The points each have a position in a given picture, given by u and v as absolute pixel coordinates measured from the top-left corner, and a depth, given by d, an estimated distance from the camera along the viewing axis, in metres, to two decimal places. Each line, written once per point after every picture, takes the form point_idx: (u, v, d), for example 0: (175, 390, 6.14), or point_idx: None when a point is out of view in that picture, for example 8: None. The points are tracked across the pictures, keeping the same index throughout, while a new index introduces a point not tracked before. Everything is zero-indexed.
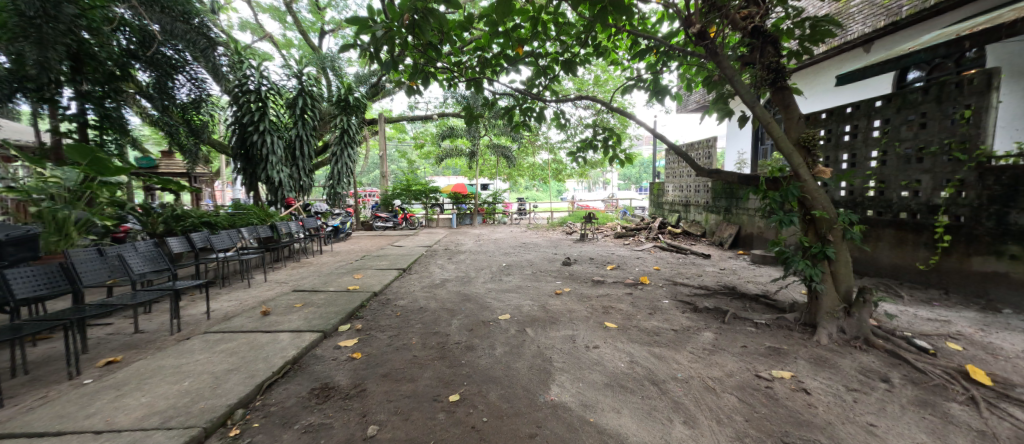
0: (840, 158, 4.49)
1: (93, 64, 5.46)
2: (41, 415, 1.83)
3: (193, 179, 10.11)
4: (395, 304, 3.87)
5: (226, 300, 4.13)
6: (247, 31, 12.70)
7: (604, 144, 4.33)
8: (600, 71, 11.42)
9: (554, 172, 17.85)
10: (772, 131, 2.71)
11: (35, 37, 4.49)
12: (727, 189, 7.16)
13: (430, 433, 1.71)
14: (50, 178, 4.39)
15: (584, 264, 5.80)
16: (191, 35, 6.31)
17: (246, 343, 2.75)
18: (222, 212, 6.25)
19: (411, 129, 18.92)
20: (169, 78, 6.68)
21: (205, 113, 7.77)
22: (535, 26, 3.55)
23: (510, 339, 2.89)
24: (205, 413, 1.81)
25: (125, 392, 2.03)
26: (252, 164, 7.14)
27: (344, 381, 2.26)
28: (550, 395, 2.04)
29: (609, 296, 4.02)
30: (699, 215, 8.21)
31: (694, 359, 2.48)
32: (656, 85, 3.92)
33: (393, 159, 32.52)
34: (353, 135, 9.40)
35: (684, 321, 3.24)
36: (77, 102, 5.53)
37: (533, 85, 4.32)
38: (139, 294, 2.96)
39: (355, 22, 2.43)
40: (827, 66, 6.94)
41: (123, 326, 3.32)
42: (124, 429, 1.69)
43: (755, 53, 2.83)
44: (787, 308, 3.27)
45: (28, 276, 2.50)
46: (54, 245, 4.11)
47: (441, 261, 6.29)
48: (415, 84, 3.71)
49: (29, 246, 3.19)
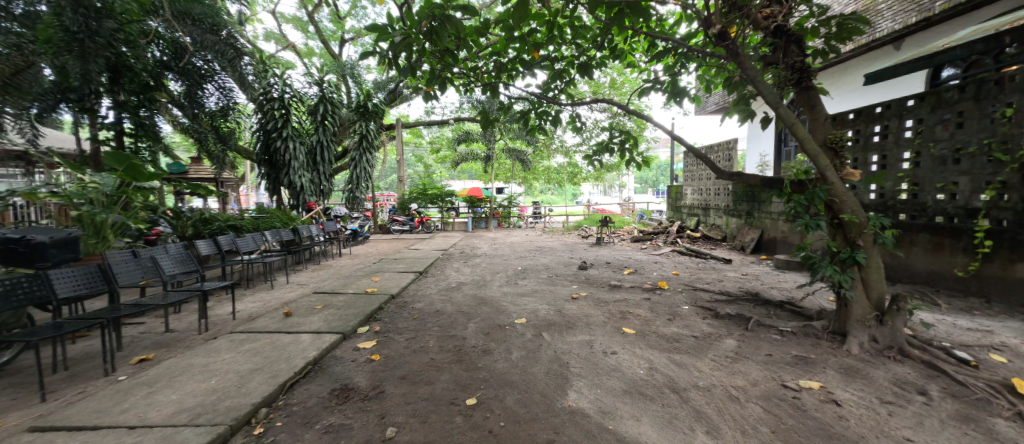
0: (870, 160, 4.32)
1: (130, 75, 5.71)
2: (80, 409, 1.92)
3: (220, 184, 10.53)
4: (412, 307, 3.90)
5: (250, 301, 4.25)
6: (272, 41, 13.10)
7: (622, 147, 4.25)
8: (617, 73, 11.38)
9: (569, 176, 17.72)
10: (798, 132, 2.62)
11: (78, 51, 4.76)
12: (748, 193, 6.99)
13: (447, 436, 1.72)
14: (89, 183, 4.55)
15: (600, 269, 5.75)
16: (218, 45, 6.60)
17: (269, 343, 2.82)
18: (247, 215, 6.45)
19: (428, 133, 19.15)
20: (199, 87, 6.99)
21: (232, 121, 8.07)
22: (552, 30, 3.56)
23: (527, 344, 2.88)
24: (230, 412, 1.86)
25: (156, 389, 2.12)
26: (276, 169, 7.36)
27: (363, 382, 2.29)
28: (567, 401, 2.02)
29: (627, 301, 3.96)
30: (719, 218, 8.01)
31: (717, 367, 2.41)
32: (674, 87, 3.88)
33: (408, 163, 33.23)
34: (371, 141, 9.58)
35: (706, 327, 3.15)
36: (115, 111, 5.82)
37: (548, 88, 4.32)
38: (168, 295, 3.06)
39: (375, 29, 2.52)
40: (855, 64, 6.73)
41: (154, 326, 3.46)
42: (156, 425, 1.75)
43: (777, 53, 2.78)
44: (814, 316, 3.15)
45: (70, 277, 2.64)
46: (93, 247, 4.32)
47: (458, 265, 6.31)
48: (432, 90, 3.78)
49: (70, 248, 3.32)
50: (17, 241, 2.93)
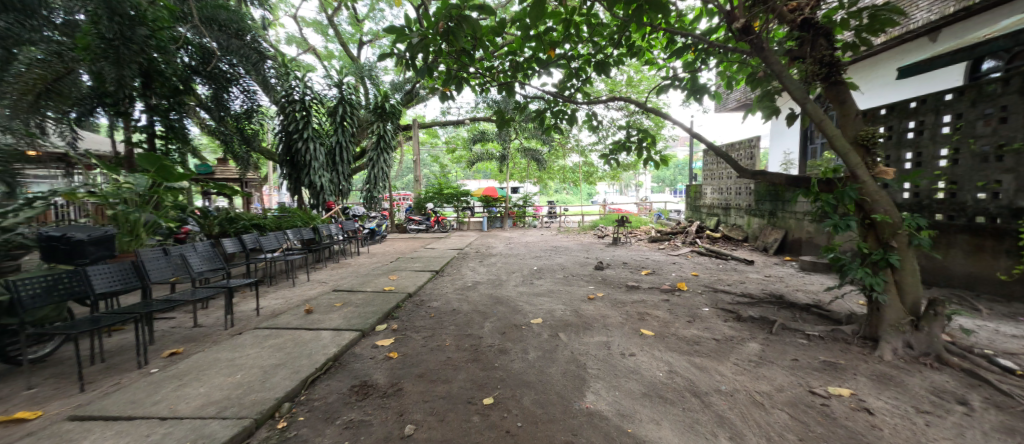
0: (903, 157, 4.12)
1: (161, 80, 5.94)
2: (116, 400, 2.01)
3: (244, 185, 10.88)
4: (429, 306, 3.94)
5: (273, 298, 4.37)
6: (293, 45, 13.44)
7: (639, 146, 4.18)
8: (634, 71, 11.21)
9: (585, 175, 17.57)
10: (826, 129, 2.52)
11: (114, 58, 4.98)
12: (772, 192, 6.78)
13: (465, 435, 1.72)
14: (124, 184, 4.77)
15: (617, 269, 5.68)
16: (243, 49, 6.83)
17: (291, 340, 2.89)
18: (270, 215, 6.64)
19: (444, 133, 19.30)
20: (225, 91, 7.21)
21: (256, 123, 8.34)
22: (568, 29, 3.53)
23: (543, 344, 2.87)
24: (255, 405, 1.92)
25: (186, 382, 2.20)
26: (297, 169, 7.54)
27: (382, 380, 2.32)
28: (585, 403, 2.00)
29: (644, 302, 3.90)
30: (740, 218, 7.80)
31: (740, 371, 2.34)
32: (694, 84, 3.78)
33: (424, 163, 33.60)
34: (389, 141, 9.69)
35: (728, 330, 3.07)
36: (147, 115, 6.09)
37: (564, 87, 4.29)
38: (196, 291, 3.18)
39: (393, 31, 2.56)
40: (888, 57, 6.44)
41: (183, 321, 3.60)
42: (186, 417, 1.82)
43: (804, 47, 2.68)
44: (843, 320, 3.03)
45: (107, 273, 2.78)
46: (127, 245, 4.52)
47: (473, 264, 6.34)
48: (448, 91, 3.80)
49: (107, 245, 3.44)
50: (59, 238, 3.09)
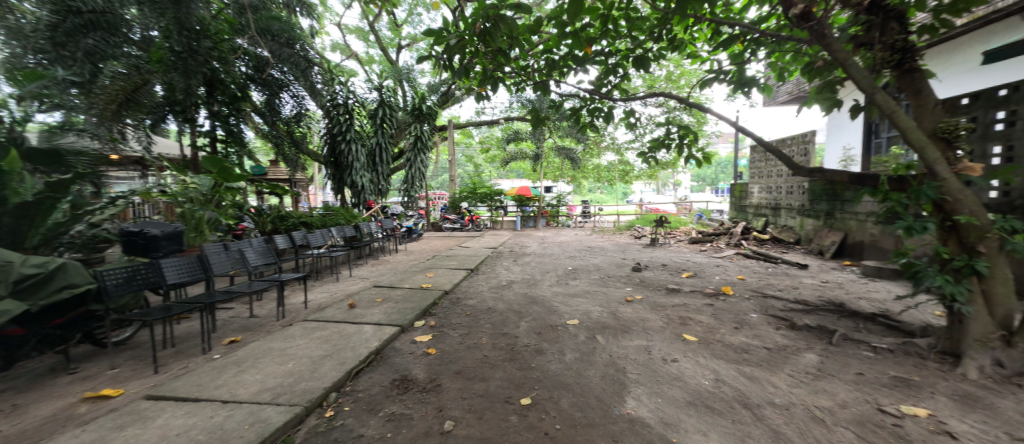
0: (990, 152, 3.67)
1: (222, 88, 6.46)
2: (185, 382, 2.19)
3: (292, 185, 11.56)
4: (465, 304, 3.99)
5: (319, 292, 4.61)
6: (337, 52, 14.13)
7: (679, 143, 4.00)
8: (674, 65, 10.80)
9: (621, 174, 17.14)
10: (899, 121, 2.29)
11: (182, 68, 5.48)
12: (829, 191, 6.29)
13: (504, 435, 1.72)
14: (190, 184, 5.22)
15: (655, 271, 5.49)
16: (293, 57, 7.22)
17: (337, 332, 3.03)
18: (316, 213, 7.01)
19: (478, 134, 19.52)
20: (277, 97, 7.71)
21: (304, 126, 8.84)
22: (605, 24, 3.44)
23: (580, 346, 2.82)
24: (306, 394, 2.02)
25: (244, 369, 2.36)
26: (340, 170, 7.90)
27: (421, 375, 2.38)
28: (626, 408, 1.94)
29: (686, 306, 3.73)
30: (792, 219, 7.29)
31: (795, 383, 2.18)
32: (741, 77, 3.55)
33: (458, 163, 34.23)
34: (426, 142, 9.89)
35: (780, 338, 2.87)
36: (210, 121, 6.67)
37: (601, 84, 4.19)
38: (252, 283, 3.41)
39: (431, 34, 2.62)
40: (972, 39, 5.76)
41: (241, 311, 3.87)
42: (245, 401, 1.95)
43: (872, 31, 2.45)
44: (916, 332, 2.74)
45: (176, 266, 3.05)
46: (192, 240, 4.95)
47: (507, 263, 6.36)
48: (484, 91, 3.82)
49: (176, 240, 3.75)
50: (138, 233, 3.45)
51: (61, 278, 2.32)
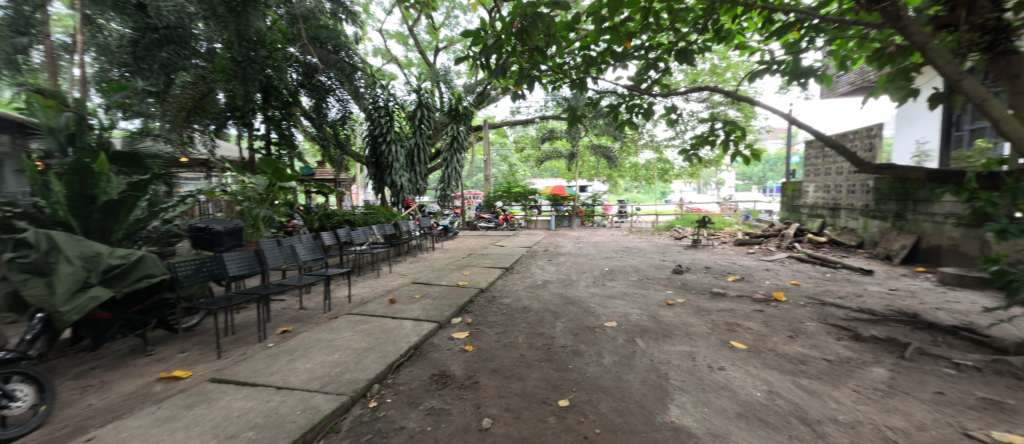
0: None
1: (276, 93, 6.91)
2: (244, 367, 2.36)
3: (337, 185, 12.16)
4: (500, 302, 4.01)
5: (361, 287, 4.82)
6: (378, 57, 14.70)
7: (726, 139, 3.78)
8: (718, 58, 10.27)
9: (659, 172, 16.55)
10: (991, 111, 2.04)
11: (241, 77, 5.85)
12: (898, 190, 5.72)
13: (542, 436, 1.70)
14: (248, 184, 5.61)
15: (698, 274, 5.24)
16: (339, 63, 7.47)
17: (378, 326, 3.14)
18: (358, 211, 7.33)
19: (512, 133, 19.57)
20: (324, 101, 8.10)
21: (348, 128, 9.23)
22: (646, 17, 3.31)
23: (619, 349, 2.74)
24: (351, 384, 2.11)
25: (295, 358, 2.50)
26: (380, 170, 8.19)
27: (459, 371, 2.41)
28: (669, 416, 1.86)
29: (733, 312, 3.53)
30: (852, 220, 6.71)
31: (861, 400, 1.99)
32: (796, 67, 3.27)
33: (492, 163, 34.57)
34: (462, 142, 10.04)
35: (842, 350, 2.63)
36: (265, 125, 7.15)
37: (640, 80, 4.05)
38: (302, 277, 3.62)
39: (470, 35, 2.65)
40: None
41: (292, 303, 4.12)
42: (296, 388, 2.06)
43: (956, 11, 2.19)
44: (1009, 349, 2.42)
45: (237, 259, 3.30)
46: (250, 236, 5.31)
47: (542, 263, 6.33)
48: (520, 90, 3.81)
49: (237, 236, 4.07)
50: (203, 229, 3.76)
51: (140, 269, 2.56)
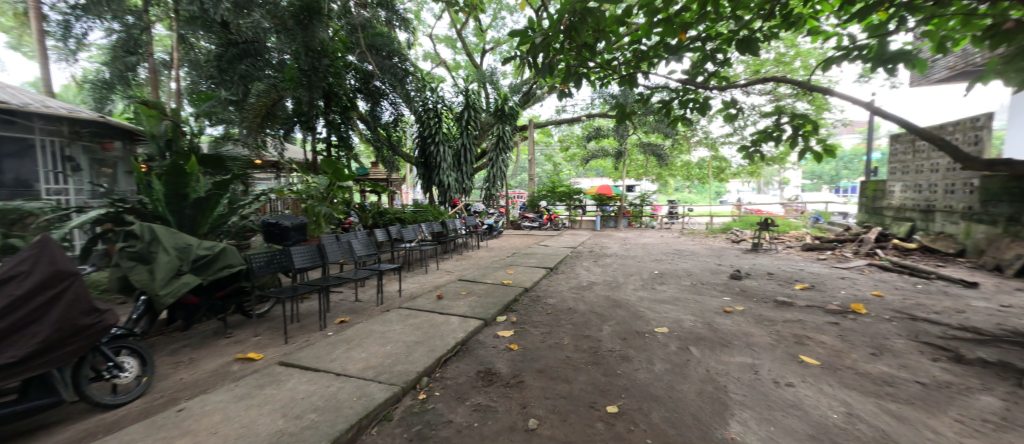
0: None
1: (336, 99, 7.42)
2: (307, 353, 2.54)
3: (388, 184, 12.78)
4: (545, 302, 3.98)
5: (411, 283, 5.01)
6: (428, 61, 15.23)
7: (795, 134, 3.45)
8: (785, 46, 9.43)
9: (715, 171, 15.55)
10: None
11: (306, 84, 6.32)
12: (1013, 189, 4.89)
13: (589, 441, 1.65)
14: (312, 182, 5.92)
15: (760, 280, 4.85)
16: (393, 69, 7.99)
17: (427, 321, 3.24)
18: (408, 209, 7.65)
19: (557, 133, 19.39)
20: (378, 105, 8.57)
21: (399, 130, 9.55)
22: (704, 6, 3.10)
23: (671, 356, 2.60)
24: (402, 375, 2.19)
25: (351, 347, 2.65)
26: (429, 170, 8.48)
27: (505, 369, 2.42)
28: (729, 432, 1.73)
29: (801, 323, 3.21)
30: (950, 224, 5.85)
31: (966, 432, 1.72)
32: (883, 52, 2.86)
33: (536, 162, 34.52)
34: (507, 141, 10.09)
35: (940, 373, 2.29)
36: (327, 129, 7.54)
37: (697, 73, 3.81)
38: (358, 271, 3.83)
39: (518, 35, 2.65)
40: None
41: (348, 295, 4.38)
42: (353, 376, 2.18)
43: None
44: None
45: (302, 253, 3.57)
46: (313, 231, 5.77)
47: (588, 264, 6.20)
48: (567, 88, 3.74)
49: (302, 231, 4.41)
50: (274, 225, 4.12)
51: (223, 260, 2.84)
